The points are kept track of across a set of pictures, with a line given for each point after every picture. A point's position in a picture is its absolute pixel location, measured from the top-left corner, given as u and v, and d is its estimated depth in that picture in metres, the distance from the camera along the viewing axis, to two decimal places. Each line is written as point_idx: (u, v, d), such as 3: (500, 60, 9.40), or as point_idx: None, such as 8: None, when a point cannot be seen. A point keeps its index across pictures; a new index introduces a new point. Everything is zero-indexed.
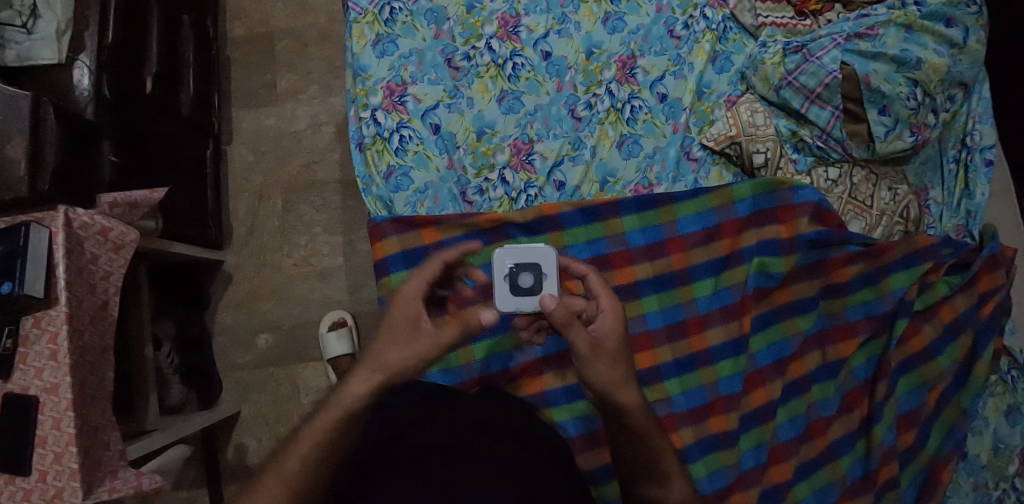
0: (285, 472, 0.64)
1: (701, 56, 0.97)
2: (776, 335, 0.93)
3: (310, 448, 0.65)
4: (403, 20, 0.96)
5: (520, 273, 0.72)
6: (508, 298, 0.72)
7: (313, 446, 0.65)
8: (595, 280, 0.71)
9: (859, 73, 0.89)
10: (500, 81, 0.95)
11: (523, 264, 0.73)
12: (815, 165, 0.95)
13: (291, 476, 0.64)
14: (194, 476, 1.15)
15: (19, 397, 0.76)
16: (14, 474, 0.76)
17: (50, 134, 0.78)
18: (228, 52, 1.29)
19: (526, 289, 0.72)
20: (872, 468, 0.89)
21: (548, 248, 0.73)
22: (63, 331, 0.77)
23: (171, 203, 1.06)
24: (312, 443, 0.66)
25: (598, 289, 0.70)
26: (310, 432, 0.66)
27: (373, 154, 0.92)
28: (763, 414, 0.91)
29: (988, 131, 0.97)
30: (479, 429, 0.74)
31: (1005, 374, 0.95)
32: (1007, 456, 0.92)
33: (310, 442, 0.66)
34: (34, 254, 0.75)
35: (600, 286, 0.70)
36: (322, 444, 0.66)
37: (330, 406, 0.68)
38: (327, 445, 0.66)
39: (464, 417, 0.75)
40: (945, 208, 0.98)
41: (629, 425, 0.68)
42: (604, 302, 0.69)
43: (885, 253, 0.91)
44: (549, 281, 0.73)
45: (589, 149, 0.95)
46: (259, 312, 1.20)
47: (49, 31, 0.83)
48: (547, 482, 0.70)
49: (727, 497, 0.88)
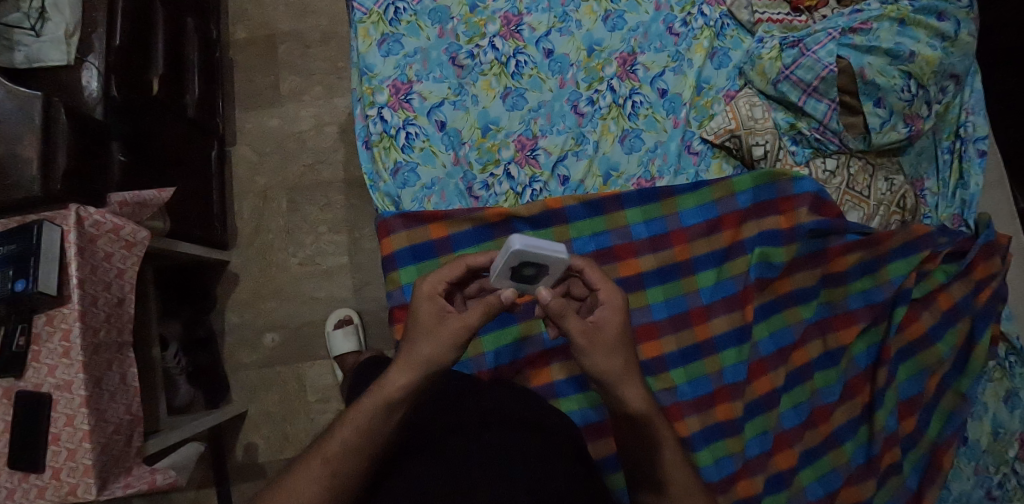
0: (316, 460, 0.66)
1: (700, 52, 0.99)
2: (778, 324, 0.95)
3: (351, 435, 0.66)
4: (408, 20, 0.97)
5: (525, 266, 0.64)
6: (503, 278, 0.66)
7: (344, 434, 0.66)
8: (595, 276, 0.68)
9: (854, 66, 0.91)
10: (504, 78, 0.97)
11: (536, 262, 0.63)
12: (813, 157, 0.97)
13: (332, 459, 0.66)
14: (202, 477, 1.15)
15: (32, 394, 0.76)
16: (27, 471, 0.76)
17: (61, 134, 0.79)
18: (231, 54, 1.30)
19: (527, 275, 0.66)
20: (874, 453, 0.91)
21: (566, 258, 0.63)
22: (76, 328, 0.77)
23: (177, 202, 1.06)
24: (354, 430, 0.67)
25: (598, 282, 0.68)
26: (353, 419, 0.67)
27: (380, 151, 0.93)
28: (767, 402, 0.92)
29: (981, 123, 0.99)
30: (503, 424, 0.76)
31: (1003, 359, 0.96)
32: (1007, 441, 0.93)
33: (351, 429, 0.67)
34: (47, 254, 0.75)
35: (597, 279, 0.68)
36: (363, 433, 0.67)
37: (363, 402, 0.68)
38: (368, 435, 0.67)
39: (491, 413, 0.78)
40: (941, 199, 1.00)
41: (638, 412, 0.69)
42: (604, 296, 0.68)
43: (883, 243, 0.93)
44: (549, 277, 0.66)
45: (592, 144, 0.96)
46: (265, 311, 1.21)
47: (57, 33, 0.83)
48: (553, 466, 0.71)
49: (733, 484, 0.90)
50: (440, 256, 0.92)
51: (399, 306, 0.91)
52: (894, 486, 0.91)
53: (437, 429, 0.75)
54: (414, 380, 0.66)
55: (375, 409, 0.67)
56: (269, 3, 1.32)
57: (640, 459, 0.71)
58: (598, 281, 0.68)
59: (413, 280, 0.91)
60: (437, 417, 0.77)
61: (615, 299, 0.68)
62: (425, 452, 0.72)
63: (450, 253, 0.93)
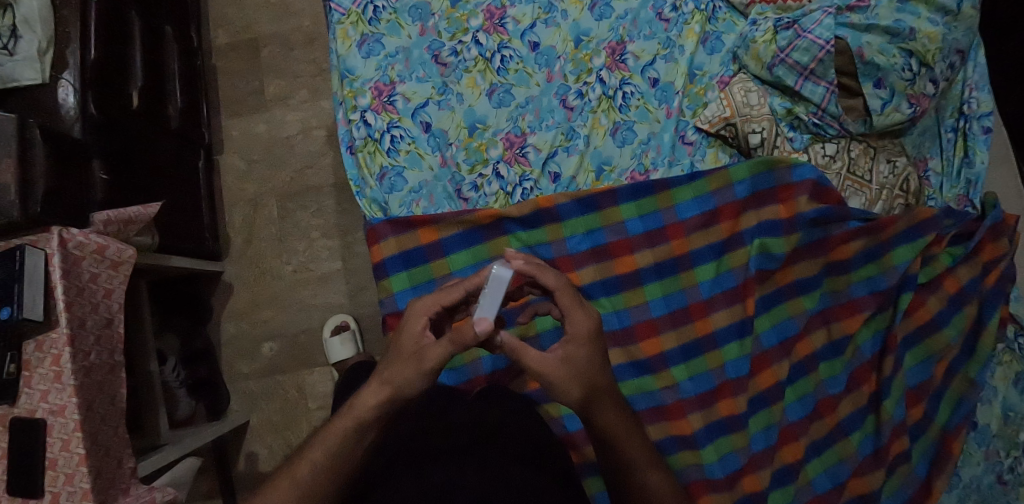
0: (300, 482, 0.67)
1: (692, 38, 0.96)
2: (781, 315, 0.93)
3: (329, 459, 0.67)
4: (388, 18, 0.94)
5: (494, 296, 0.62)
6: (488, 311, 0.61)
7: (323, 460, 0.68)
8: (564, 299, 0.64)
9: (852, 47, 0.87)
10: (489, 74, 0.94)
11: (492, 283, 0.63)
12: (811, 142, 0.94)
13: (304, 481, 0.67)
14: (208, 488, 1.15)
15: (25, 420, 0.75)
16: (25, 497, 0.75)
17: (37, 156, 0.78)
18: (213, 60, 1.28)
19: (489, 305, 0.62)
20: (882, 443, 0.89)
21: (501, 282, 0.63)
22: (66, 353, 0.76)
23: (164, 215, 1.05)
24: (332, 458, 0.68)
25: (566, 307, 0.65)
26: (329, 443, 0.68)
27: (365, 156, 0.91)
28: (772, 396, 0.90)
29: (986, 100, 0.96)
30: (480, 443, 0.78)
31: (1012, 342, 0.94)
32: (1017, 424, 0.91)
33: (325, 452, 0.68)
34: (31, 280, 0.74)
35: (565, 303, 0.64)
36: (337, 453, 0.68)
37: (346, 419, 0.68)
38: (339, 462, 0.68)
39: (466, 434, 0.79)
40: (945, 179, 0.97)
41: (621, 421, 0.68)
42: (572, 324, 0.64)
43: (886, 228, 0.90)
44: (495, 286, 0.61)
45: (582, 139, 0.94)
46: (261, 321, 1.20)
47: (31, 50, 0.81)
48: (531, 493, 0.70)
49: (739, 480, 0.88)
50: (432, 261, 0.91)
51: (392, 314, 0.90)
52: (903, 476, 0.90)
53: (414, 449, 0.77)
54: (386, 401, 0.66)
55: (345, 431, 0.68)
56: (250, 6, 1.29)
57: (618, 474, 0.70)
58: (567, 306, 0.64)
59: (406, 288, 0.90)
60: (412, 439, 0.78)
61: (580, 331, 0.64)
62: (403, 475, 0.75)
63: (441, 258, 0.91)
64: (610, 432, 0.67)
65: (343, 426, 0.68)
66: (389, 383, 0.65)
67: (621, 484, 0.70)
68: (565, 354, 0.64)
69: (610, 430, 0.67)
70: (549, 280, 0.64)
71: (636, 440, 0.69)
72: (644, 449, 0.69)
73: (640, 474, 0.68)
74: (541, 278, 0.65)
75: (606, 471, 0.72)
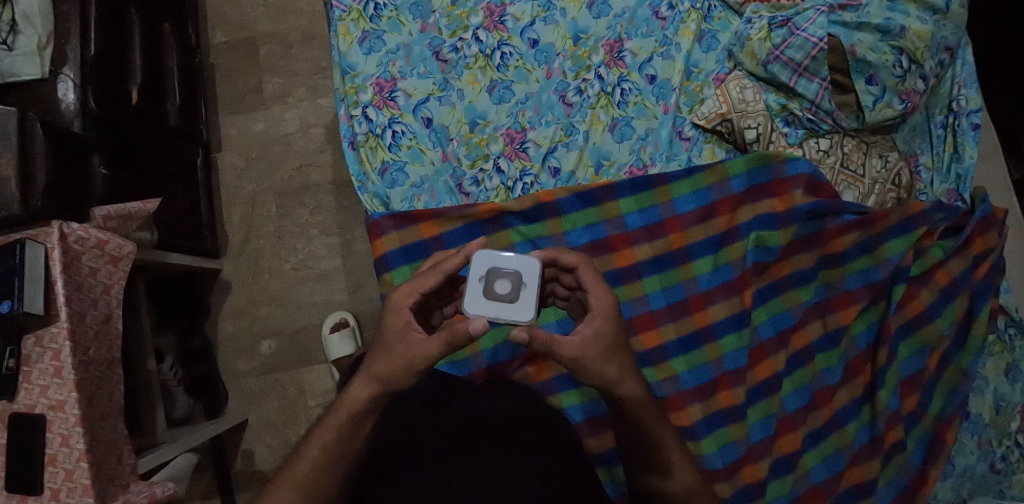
0: (297, 478, 0.67)
1: (688, 36, 0.98)
2: (777, 307, 0.94)
3: (327, 448, 0.68)
4: (388, 15, 0.95)
5: (503, 281, 0.62)
6: (478, 298, 0.62)
7: (316, 456, 0.68)
8: (586, 275, 0.66)
9: (845, 44, 0.89)
10: (489, 71, 0.96)
11: (509, 275, 0.62)
12: (806, 137, 0.96)
13: (307, 475, 0.67)
14: (205, 487, 1.14)
15: (24, 415, 0.74)
16: (26, 494, 0.74)
17: (38, 151, 0.76)
18: (211, 58, 1.28)
19: (499, 294, 0.62)
20: (877, 433, 0.91)
21: (533, 261, 0.62)
22: (66, 348, 0.75)
23: (163, 213, 1.04)
24: (335, 451, 0.68)
25: (590, 284, 0.65)
26: (332, 433, 0.68)
27: (367, 151, 0.92)
28: (769, 387, 0.92)
29: (974, 96, 0.98)
30: (489, 435, 0.77)
31: (1003, 333, 0.96)
32: (1009, 414, 0.93)
33: (326, 445, 0.68)
34: (31, 275, 0.72)
35: (589, 280, 0.65)
36: (339, 443, 0.68)
37: (341, 412, 0.68)
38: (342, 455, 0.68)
39: (473, 427, 0.79)
40: (936, 174, 0.99)
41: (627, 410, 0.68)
42: (597, 301, 0.65)
43: (879, 221, 0.91)
44: (527, 292, 0.62)
45: (582, 134, 0.95)
46: (259, 318, 1.20)
47: (30, 45, 0.80)
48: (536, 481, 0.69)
49: (737, 471, 0.89)
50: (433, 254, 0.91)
51: None
52: (898, 465, 0.92)
53: (415, 443, 0.77)
54: (373, 392, 0.66)
55: (343, 423, 0.68)
56: (248, 4, 1.30)
57: (647, 464, 0.72)
58: (593, 281, 0.65)
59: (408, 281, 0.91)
60: (418, 424, 0.79)
61: (609, 306, 0.65)
62: (409, 467, 0.73)
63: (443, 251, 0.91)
64: (646, 433, 0.70)
65: (338, 419, 0.68)
66: (380, 372, 0.65)
67: (645, 460, 0.72)
68: (593, 332, 0.64)
69: (635, 413, 0.69)
70: (567, 258, 0.66)
71: (675, 450, 0.70)
72: (667, 430, 0.70)
73: (669, 456, 0.70)
74: (560, 260, 0.66)
75: (631, 459, 0.73)
